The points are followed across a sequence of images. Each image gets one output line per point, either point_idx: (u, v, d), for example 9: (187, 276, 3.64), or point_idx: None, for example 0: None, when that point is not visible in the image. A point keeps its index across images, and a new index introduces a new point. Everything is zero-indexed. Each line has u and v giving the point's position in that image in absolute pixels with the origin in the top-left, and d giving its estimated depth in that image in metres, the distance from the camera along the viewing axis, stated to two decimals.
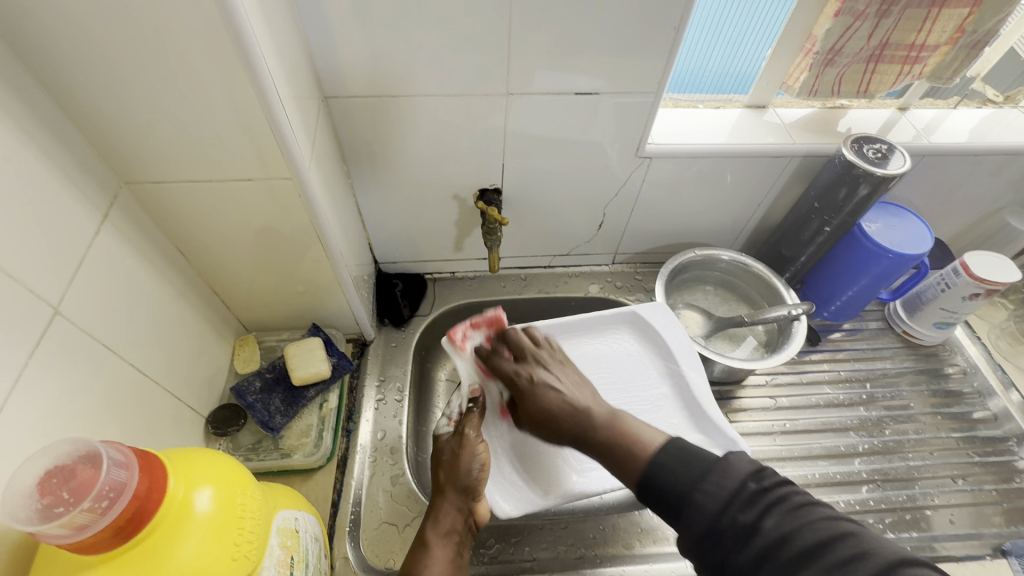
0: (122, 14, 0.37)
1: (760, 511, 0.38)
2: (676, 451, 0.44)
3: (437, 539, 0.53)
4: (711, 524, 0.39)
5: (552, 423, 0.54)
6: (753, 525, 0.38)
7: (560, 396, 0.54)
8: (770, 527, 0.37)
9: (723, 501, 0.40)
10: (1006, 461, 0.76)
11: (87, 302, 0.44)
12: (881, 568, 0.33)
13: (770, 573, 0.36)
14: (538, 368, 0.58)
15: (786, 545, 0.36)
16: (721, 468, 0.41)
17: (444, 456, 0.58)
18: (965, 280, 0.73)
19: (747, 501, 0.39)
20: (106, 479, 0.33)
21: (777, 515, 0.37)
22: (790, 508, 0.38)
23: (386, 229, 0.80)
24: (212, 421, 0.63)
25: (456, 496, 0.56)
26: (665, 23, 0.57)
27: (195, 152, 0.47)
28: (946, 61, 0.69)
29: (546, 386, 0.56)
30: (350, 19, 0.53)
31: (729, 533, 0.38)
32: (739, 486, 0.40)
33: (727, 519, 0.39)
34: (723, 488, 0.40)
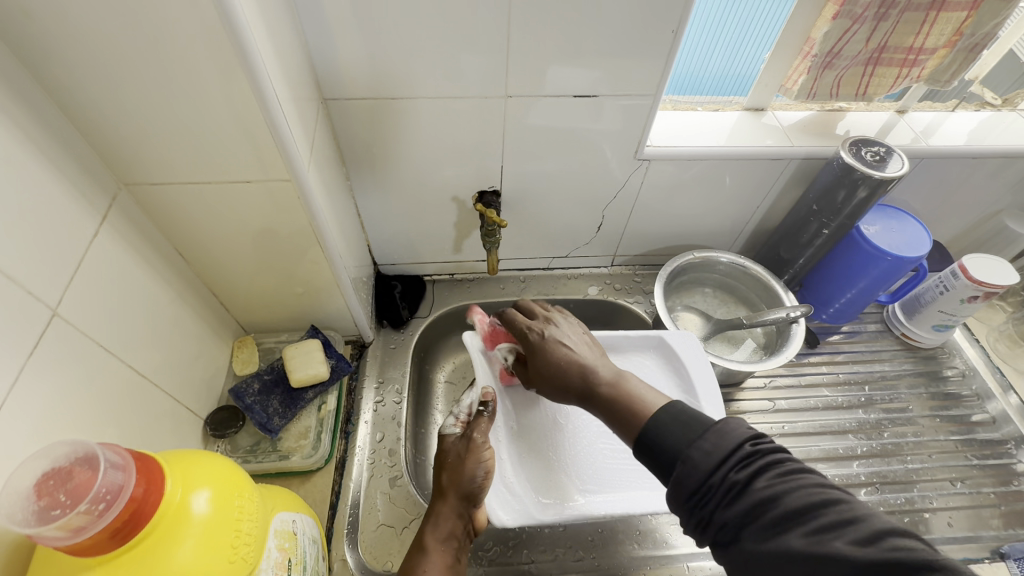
0: (121, 17, 0.37)
1: (753, 472, 0.36)
2: (676, 412, 0.42)
3: (435, 542, 0.53)
4: (699, 483, 0.38)
5: (561, 377, 0.53)
6: (744, 484, 0.36)
7: (570, 352, 0.54)
8: (761, 487, 0.36)
9: (718, 461, 0.38)
10: (1004, 464, 0.76)
11: (85, 304, 0.44)
12: (872, 537, 0.31)
13: (756, 533, 0.35)
14: (548, 326, 0.57)
15: (776, 505, 0.35)
16: (719, 430, 0.39)
17: (448, 459, 0.59)
18: (964, 283, 0.73)
19: (740, 462, 0.37)
20: (104, 482, 0.33)
21: (770, 477, 0.36)
22: (784, 473, 0.36)
23: (385, 231, 0.80)
24: (211, 423, 0.63)
25: (456, 502, 0.56)
26: (663, 26, 0.57)
27: (194, 154, 0.47)
28: (944, 64, 0.69)
29: (556, 343, 0.55)
30: (349, 22, 0.53)
31: (718, 492, 0.37)
32: (735, 447, 0.38)
33: (718, 479, 0.37)
34: (718, 448, 0.38)
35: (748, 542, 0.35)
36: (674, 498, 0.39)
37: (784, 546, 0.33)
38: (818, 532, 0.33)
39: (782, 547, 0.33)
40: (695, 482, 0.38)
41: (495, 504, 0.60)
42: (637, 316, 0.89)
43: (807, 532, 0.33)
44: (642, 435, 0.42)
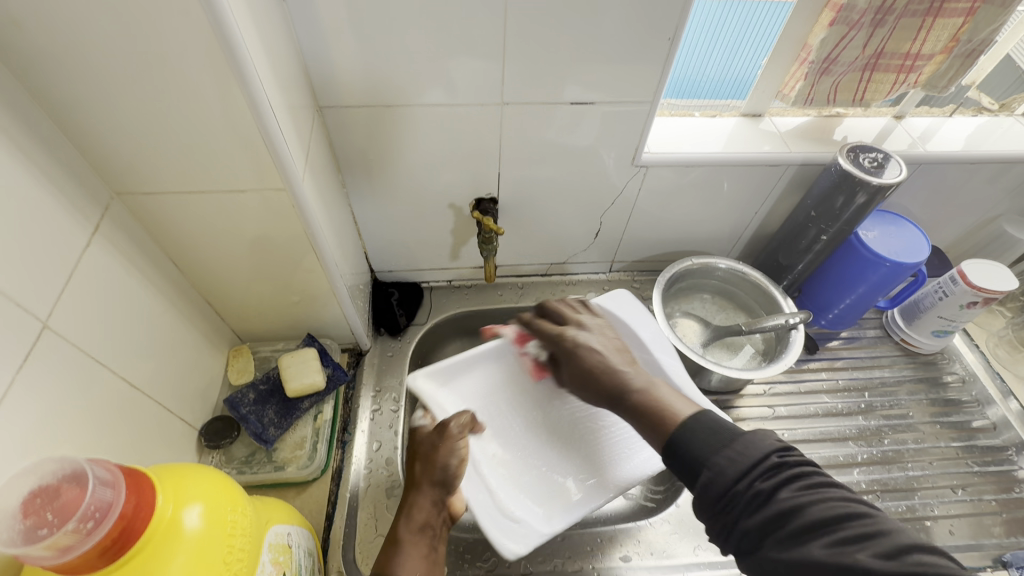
0: (113, 28, 0.37)
1: (779, 482, 0.37)
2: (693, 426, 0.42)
3: (409, 533, 0.51)
4: (725, 489, 0.38)
5: (594, 379, 0.53)
6: (769, 494, 0.37)
7: (601, 355, 0.54)
8: (786, 498, 0.36)
9: (744, 468, 0.38)
10: (1006, 471, 0.76)
11: (77, 315, 0.44)
12: (894, 551, 0.32)
13: (779, 542, 0.36)
14: (579, 331, 0.58)
15: (800, 516, 0.35)
16: (747, 440, 0.40)
17: (421, 450, 0.59)
18: (962, 289, 0.73)
19: (766, 471, 0.38)
20: (92, 500, 0.32)
21: (795, 488, 0.37)
22: (809, 484, 0.37)
23: (382, 239, 0.79)
24: (206, 433, 0.62)
25: (430, 490, 0.55)
26: (659, 34, 0.57)
27: (188, 164, 0.47)
28: (941, 70, 0.69)
29: (586, 348, 0.55)
30: (344, 30, 0.53)
31: (743, 499, 0.38)
32: (763, 457, 0.39)
33: (743, 487, 0.38)
34: (744, 456, 0.39)
35: (769, 550, 0.36)
36: (698, 503, 0.40)
37: (807, 556, 0.34)
38: (840, 545, 0.34)
39: (804, 556, 0.34)
40: (721, 488, 0.38)
41: (501, 538, 0.58)
42: None
43: (830, 544, 0.34)
44: (670, 440, 0.43)
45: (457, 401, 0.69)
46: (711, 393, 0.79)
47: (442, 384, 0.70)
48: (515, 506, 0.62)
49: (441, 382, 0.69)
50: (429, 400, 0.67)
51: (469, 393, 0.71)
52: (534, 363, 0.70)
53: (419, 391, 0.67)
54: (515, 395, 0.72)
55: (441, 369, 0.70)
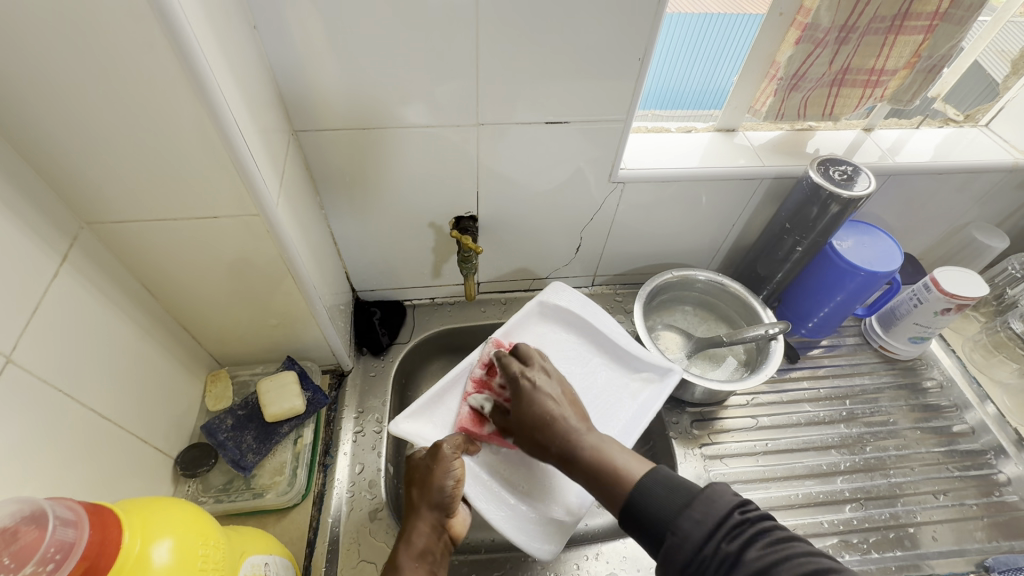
0: (80, 62, 0.37)
1: (742, 542, 0.39)
2: (662, 479, 0.45)
3: (410, 560, 0.52)
4: (691, 552, 0.40)
5: (545, 430, 0.53)
6: (735, 556, 0.38)
7: (552, 403, 0.54)
8: (753, 558, 0.38)
9: (707, 531, 0.40)
10: (986, 475, 0.77)
11: (43, 348, 0.43)
12: None
13: None
14: (540, 376, 0.57)
15: (766, 574, 0.37)
16: (704, 501, 0.41)
17: (418, 474, 0.58)
18: (936, 296, 0.74)
19: (731, 530, 0.40)
20: (54, 539, 0.31)
21: (761, 547, 0.38)
22: (772, 541, 0.38)
23: (363, 258, 0.79)
24: (181, 462, 0.61)
25: (430, 513, 0.55)
26: (631, 56, 0.58)
27: (158, 191, 0.47)
28: (905, 85, 0.72)
29: (542, 395, 0.55)
30: (317, 54, 0.54)
31: (711, 562, 0.39)
32: (724, 515, 0.40)
33: (710, 549, 0.39)
34: (706, 519, 0.40)
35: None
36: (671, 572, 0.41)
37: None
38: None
39: None
40: (686, 553, 0.40)
41: (530, 543, 0.58)
42: None
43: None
44: (629, 505, 0.44)
45: (444, 428, 0.66)
46: (695, 405, 0.80)
47: (429, 415, 0.66)
48: (536, 502, 0.61)
49: (426, 417, 0.66)
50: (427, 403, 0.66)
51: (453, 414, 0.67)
52: (470, 412, 0.65)
53: (405, 435, 0.64)
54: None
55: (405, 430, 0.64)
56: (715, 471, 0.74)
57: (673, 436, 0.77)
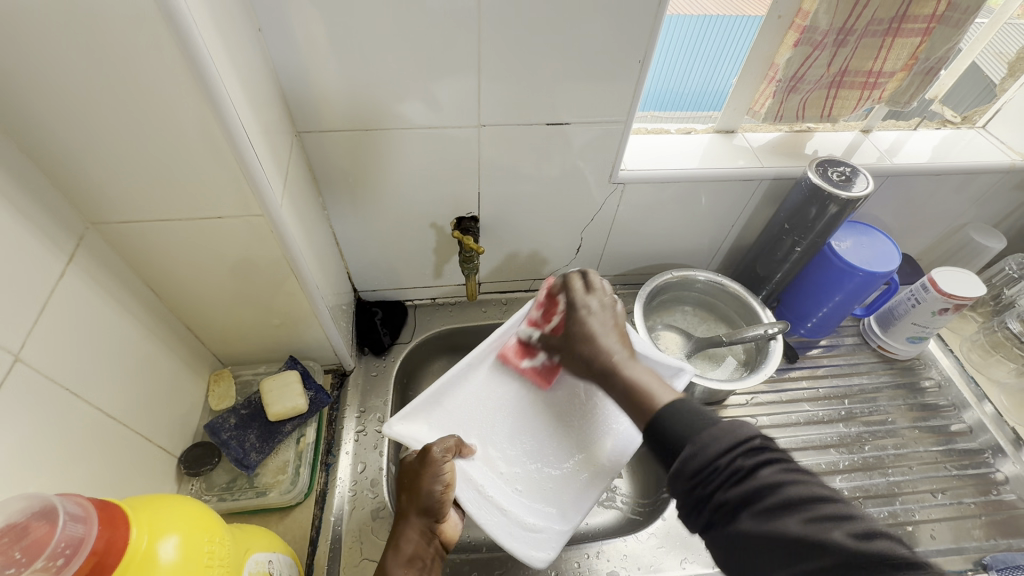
0: (89, 65, 0.37)
1: (759, 461, 0.39)
2: (689, 407, 0.46)
3: (400, 566, 0.52)
4: (706, 463, 0.41)
5: (591, 345, 0.57)
6: (749, 470, 0.39)
7: (599, 329, 0.58)
8: (767, 475, 0.39)
9: (727, 446, 0.41)
10: (983, 473, 0.77)
11: (50, 347, 0.43)
12: (859, 532, 0.34)
13: (753, 517, 0.38)
14: (595, 304, 0.60)
15: (777, 491, 0.38)
16: (731, 423, 0.42)
17: (407, 478, 0.58)
18: (934, 296, 0.75)
19: (749, 451, 0.40)
20: (63, 535, 0.32)
21: (776, 468, 0.39)
22: (787, 467, 0.39)
23: (365, 259, 0.80)
24: (185, 461, 0.62)
25: (418, 519, 0.55)
26: (631, 58, 0.59)
27: (163, 193, 0.47)
28: (903, 87, 0.72)
29: (593, 317, 0.59)
30: (320, 56, 0.54)
31: (723, 473, 0.40)
32: (746, 438, 0.41)
33: (725, 462, 0.40)
34: (728, 436, 0.41)
35: (744, 524, 0.38)
36: (678, 479, 0.42)
37: (781, 528, 0.36)
38: (815, 522, 0.35)
39: (781, 530, 0.36)
40: (702, 462, 0.41)
41: (524, 550, 0.58)
42: None
43: (801, 520, 0.36)
44: (653, 425, 0.46)
45: (439, 430, 0.66)
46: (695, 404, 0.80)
47: (425, 417, 0.67)
48: (530, 511, 0.62)
49: (422, 419, 0.66)
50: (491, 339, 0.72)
51: (449, 417, 0.67)
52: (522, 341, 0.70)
53: (399, 437, 0.63)
54: (491, 393, 0.69)
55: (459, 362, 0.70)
56: None
57: None
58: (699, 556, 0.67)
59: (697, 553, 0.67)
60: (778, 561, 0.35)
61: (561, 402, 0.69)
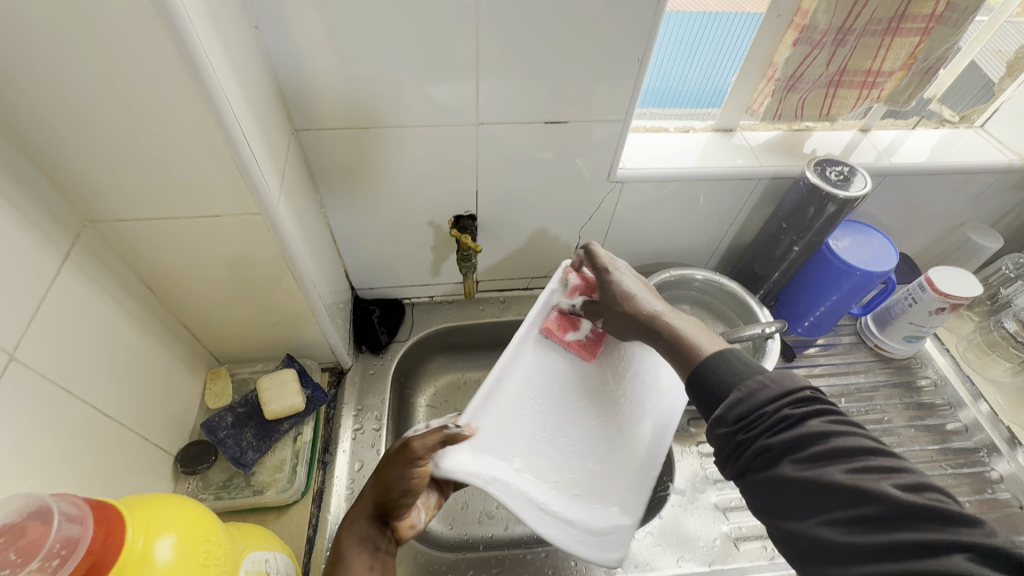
0: (83, 62, 0.37)
1: (808, 412, 0.39)
2: (733, 363, 0.46)
3: (352, 543, 0.50)
4: (752, 410, 0.41)
5: (631, 303, 0.58)
6: (797, 419, 0.39)
7: (632, 288, 0.60)
8: (813, 425, 0.39)
9: (774, 396, 0.41)
10: (979, 472, 0.78)
11: (45, 345, 0.43)
12: (904, 484, 0.34)
13: (797, 463, 0.38)
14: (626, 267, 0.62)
15: (824, 439, 0.37)
16: (781, 374, 0.42)
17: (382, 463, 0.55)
18: (931, 295, 0.75)
19: (795, 402, 0.40)
20: (59, 536, 0.32)
21: (824, 419, 0.39)
22: (835, 420, 0.39)
23: (362, 256, 0.79)
24: (182, 460, 0.62)
25: (371, 501, 0.52)
26: (630, 56, 0.58)
27: (161, 190, 0.47)
28: (901, 86, 0.72)
29: (627, 278, 0.61)
30: (317, 52, 0.54)
31: (767, 422, 0.40)
32: (794, 389, 0.41)
33: (772, 409, 0.40)
34: (776, 385, 0.41)
35: (784, 470, 0.38)
36: (721, 425, 0.43)
37: (821, 475, 0.36)
38: (859, 471, 0.35)
39: (822, 476, 0.36)
40: (748, 409, 0.41)
41: (596, 552, 0.55)
42: None
43: (847, 469, 0.36)
44: (699, 373, 0.47)
45: (488, 450, 0.56)
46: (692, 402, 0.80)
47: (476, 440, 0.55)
48: (594, 513, 0.57)
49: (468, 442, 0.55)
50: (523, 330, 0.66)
51: (493, 434, 0.58)
52: (558, 316, 0.67)
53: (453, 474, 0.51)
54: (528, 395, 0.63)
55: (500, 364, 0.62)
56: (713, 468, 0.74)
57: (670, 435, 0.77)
58: (696, 554, 0.67)
59: (694, 551, 0.67)
60: (814, 504, 0.36)
61: (594, 387, 0.65)
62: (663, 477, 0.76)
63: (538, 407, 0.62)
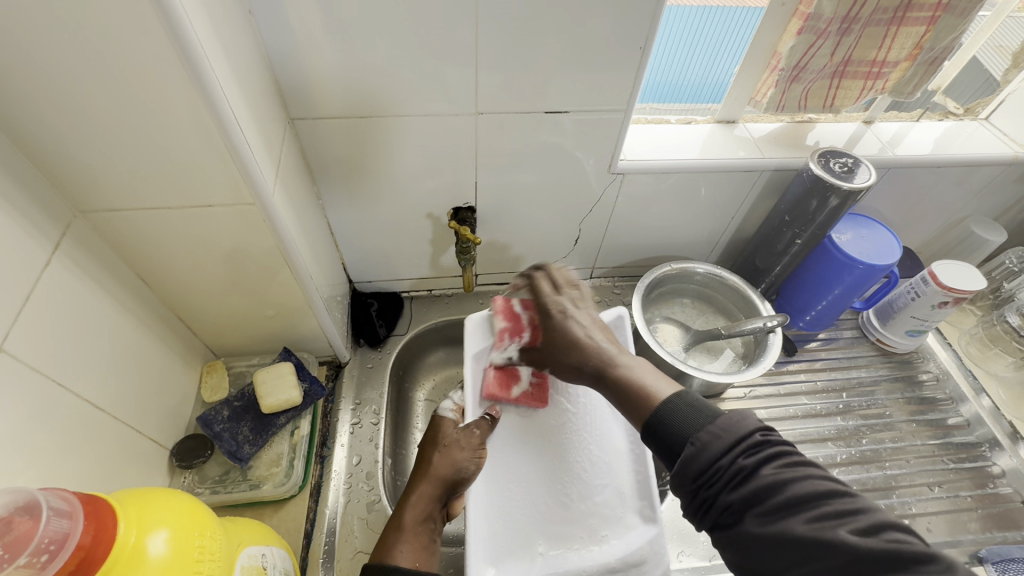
0: (70, 44, 0.36)
1: (761, 459, 0.38)
2: (688, 403, 0.44)
3: (412, 524, 0.56)
4: (706, 466, 0.39)
5: (579, 351, 0.57)
6: (751, 470, 0.38)
7: (583, 328, 0.58)
8: (767, 474, 0.37)
9: (726, 446, 0.39)
10: (980, 467, 0.77)
11: (34, 337, 0.42)
12: (864, 527, 0.33)
13: (758, 517, 0.37)
14: (570, 305, 0.61)
15: (781, 492, 0.36)
16: (729, 418, 0.41)
17: (444, 439, 0.64)
18: (934, 289, 0.74)
19: (749, 448, 0.39)
20: (46, 531, 0.31)
21: (777, 465, 0.38)
22: (789, 462, 0.38)
23: (360, 249, 0.78)
24: (177, 454, 0.61)
25: (436, 483, 0.60)
26: (632, 43, 0.57)
27: (154, 180, 0.46)
28: (906, 77, 0.71)
29: (573, 321, 0.59)
30: (312, 38, 0.52)
31: (725, 475, 0.39)
32: (746, 434, 0.40)
33: (726, 463, 0.39)
34: (726, 434, 0.40)
35: (750, 525, 0.37)
36: (680, 481, 0.41)
37: (785, 530, 0.35)
38: (820, 520, 0.35)
39: (785, 531, 0.35)
40: (702, 465, 0.39)
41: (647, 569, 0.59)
42: None
43: (809, 520, 0.35)
44: (652, 418, 0.45)
45: (505, 553, 0.60)
46: None
47: (488, 560, 0.59)
48: (624, 538, 0.61)
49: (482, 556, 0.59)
50: (467, 385, 0.69)
51: (503, 536, 0.61)
52: (495, 374, 0.68)
53: None
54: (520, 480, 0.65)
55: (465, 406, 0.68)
56: None
57: None
58: (696, 549, 0.67)
59: (694, 546, 0.67)
60: (787, 562, 0.35)
61: (561, 424, 0.68)
62: (662, 472, 0.76)
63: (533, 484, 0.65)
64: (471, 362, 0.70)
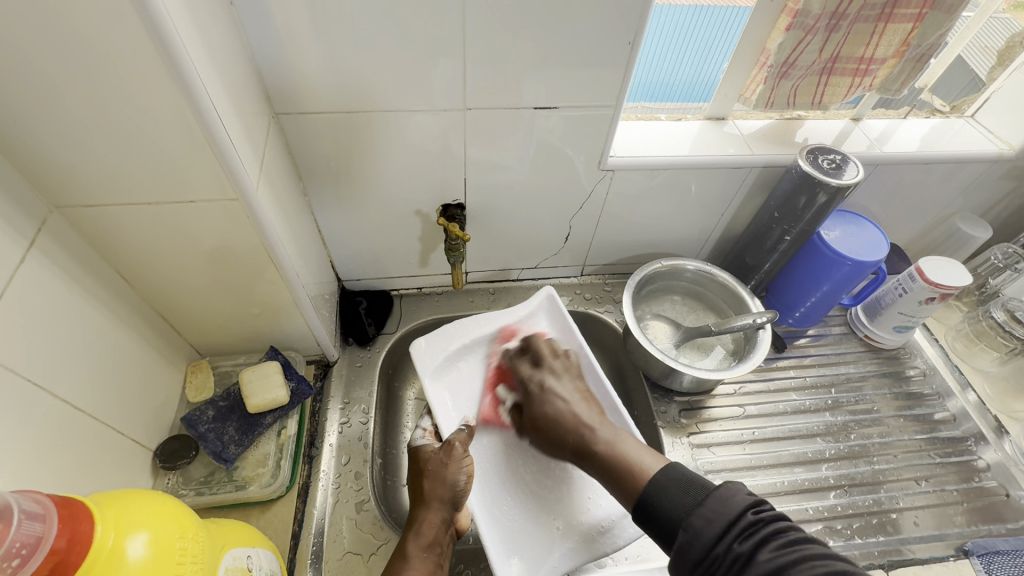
0: (43, 31, 0.35)
1: (754, 542, 0.41)
2: (676, 475, 0.49)
3: (417, 549, 0.55)
4: (704, 551, 0.43)
5: (558, 424, 0.62)
6: (747, 555, 0.41)
7: (565, 407, 0.63)
8: (764, 558, 0.40)
9: (720, 530, 0.43)
10: (966, 461, 0.78)
11: (11, 335, 0.41)
12: None
13: None
14: (550, 378, 0.67)
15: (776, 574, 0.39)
16: (720, 498, 0.45)
17: (429, 466, 0.61)
18: (921, 286, 0.75)
19: (743, 532, 0.42)
20: (19, 535, 0.30)
21: (772, 548, 0.41)
22: (782, 542, 0.41)
23: (349, 247, 0.78)
24: (161, 454, 0.60)
25: (440, 508, 0.58)
26: (620, 38, 0.57)
27: (133, 175, 0.45)
28: (893, 74, 0.71)
29: (552, 395, 0.64)
30: (299, 33, 0.52)
31: (722, 561, 0.42)
32: (737, 515, 0.43)
33: (723, 547, 0.43)
34: (719, 517, 0.44)
35: None
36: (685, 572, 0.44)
37: None
38: None
39: None
40: (700, 551, 0.43)
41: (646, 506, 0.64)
42: (607, 325, 0.88)
43: None
44: (644, 494, 0.49)
45: (524, 545, 0.61)
46: (682, 394, 0.80)
47: (509, 555, 0.60)
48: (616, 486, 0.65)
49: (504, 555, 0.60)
50: (434, 405, 0.69)
51: (518, 534, 0.62)
52: (491, 404, 0.72)
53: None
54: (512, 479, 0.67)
55: (439, 426, 0.68)
56: (703, 460, 0.74)
57: (661, 425, 0.77)
58: None
59: None
60: None
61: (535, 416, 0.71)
62: None
63: (528, 482, 0.66)
64: (428, 381, 0.71)
